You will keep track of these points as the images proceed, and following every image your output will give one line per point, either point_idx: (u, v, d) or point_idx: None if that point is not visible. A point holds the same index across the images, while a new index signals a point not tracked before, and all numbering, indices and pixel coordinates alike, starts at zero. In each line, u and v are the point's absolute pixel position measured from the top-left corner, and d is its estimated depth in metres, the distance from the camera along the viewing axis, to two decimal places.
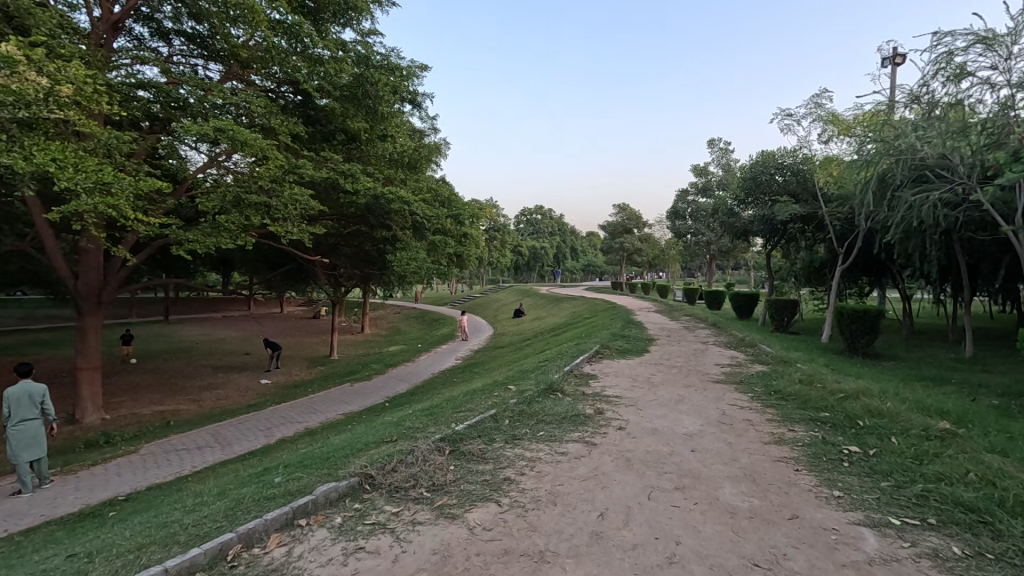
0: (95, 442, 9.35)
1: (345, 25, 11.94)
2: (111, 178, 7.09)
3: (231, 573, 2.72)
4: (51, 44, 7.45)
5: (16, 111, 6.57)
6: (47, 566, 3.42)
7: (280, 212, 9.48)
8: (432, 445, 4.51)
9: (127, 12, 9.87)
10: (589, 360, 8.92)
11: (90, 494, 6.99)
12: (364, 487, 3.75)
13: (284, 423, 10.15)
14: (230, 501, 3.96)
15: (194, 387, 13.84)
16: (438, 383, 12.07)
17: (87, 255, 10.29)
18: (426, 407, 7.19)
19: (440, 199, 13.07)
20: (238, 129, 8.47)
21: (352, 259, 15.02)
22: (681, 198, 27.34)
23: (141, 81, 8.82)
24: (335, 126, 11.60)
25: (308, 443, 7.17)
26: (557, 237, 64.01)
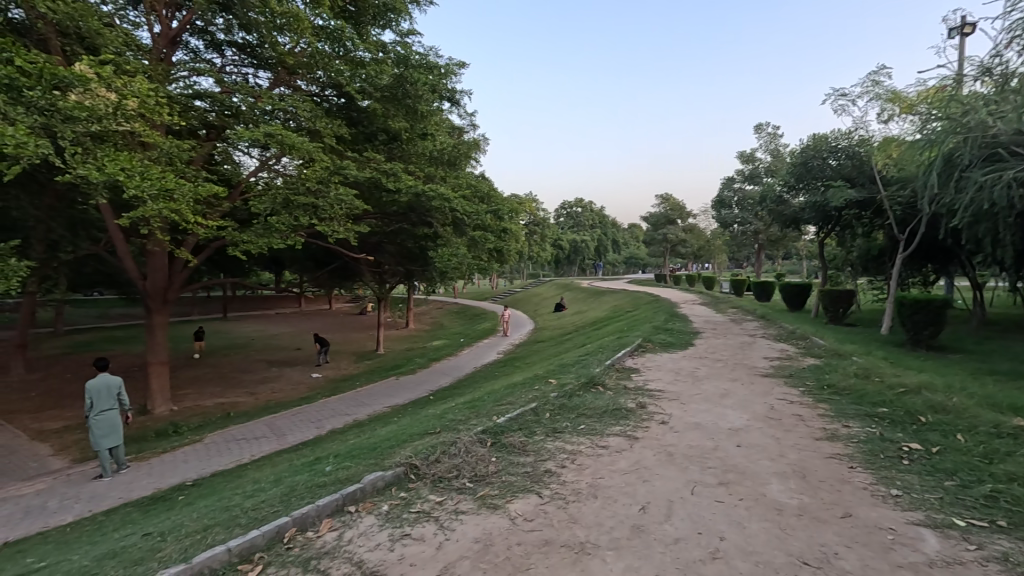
0: (165, 431, 10.04)
1: (385, 26, 12.20)
2: (173, 185, 7.58)
3: (287, 554, 2.89)
4: (118, 62, 8.02)
5: (89, 125, 7.08)
6: (126, 543, 3.73)
7: (326, 213, 9.80)
8: (474, 436, 4.60)
9: (184, 27, 10.46)
10: (632, 354, 8.81)
11: (162, 479, 7.55)
12: (409, 477, 3.88)
13: (334, 415, 10.56)
14: (285, 487, 4.19)
15: (251, 381, 14.60)
16: (481, 377, 12.23)
17: (153, 257, 11.02)
18: (469, 400, 7.31)
19: (479, 194, 13.21)
20: (286, 133, 8.86)
21: (395, 256, 15.41)
22: (728, 187, 26.46)
23: (197, 92, 9.33)
24: (377, 127, 11.90)
25: (357, 435, 7.45)
26: (598, 229, 63.23)
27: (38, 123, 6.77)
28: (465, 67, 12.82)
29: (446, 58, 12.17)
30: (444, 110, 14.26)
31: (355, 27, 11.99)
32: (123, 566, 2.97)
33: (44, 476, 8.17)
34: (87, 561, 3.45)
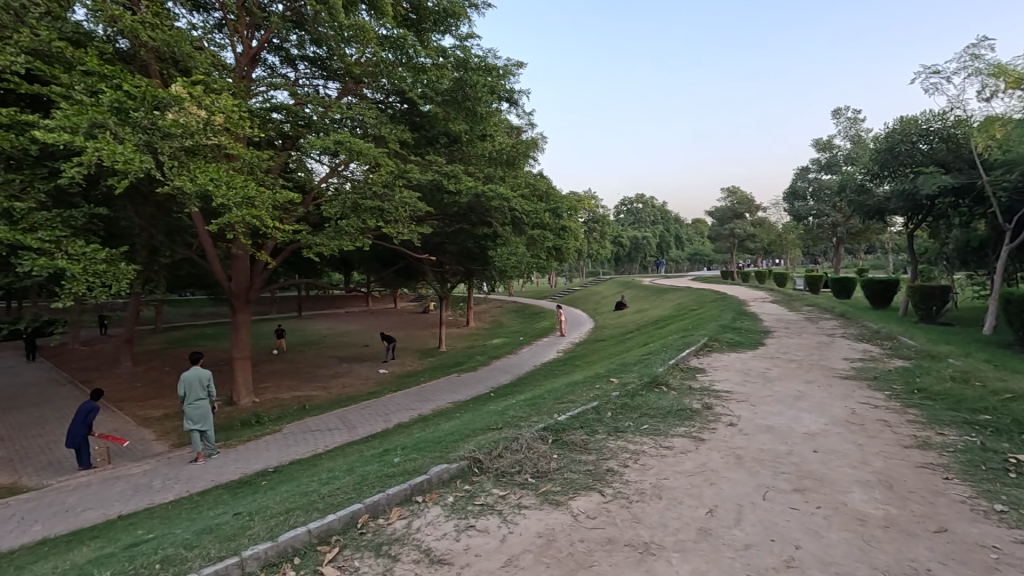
0: (249, 421, 10.87)
1: (445, 31, 12.51)
2: (254, 193, 8.18)
3: (361, 539, 3.06)
4: (207, 82, 8.75)
5: (184, 140, 7.80)
6: (219, 521, 4.09)
7: (392, 215, 10.21)
8: (535, 432, 4.65)
9: (262, 46, 11.27)
10: (697, 354, 8.50)
11: (247, 465, 8.18)
12: (472, 470, 3.98)
13: (400, 410, 10.97)
14: (358, 476, 4.43)
15: (324, 376, 15.47)
16: (540, 375, 12.29)
17: (237, 260, 11.93)
18: (529, 397, 7.36)
19: (538, 192, 13.24)
20: (354, 140, 9.32)
21: (456, 256, 15.76)
22: (802, 177, 24.88)
23: (274, 105, 10.01)
24: (438, 130, 12.25)
25: (421, 429, 7.73)
26: (660, 225, 61.35)
27: (142, 140, 7.54)
28: (522, 67, 12.88)
29: (504, 59, 12.28)
30: (502, 110, 14.41)
31: (416, 34, 12.40)
32: (217, 541, 3.25)
33: (149, 459, 9.08)
34: (187, 534, 3.82)
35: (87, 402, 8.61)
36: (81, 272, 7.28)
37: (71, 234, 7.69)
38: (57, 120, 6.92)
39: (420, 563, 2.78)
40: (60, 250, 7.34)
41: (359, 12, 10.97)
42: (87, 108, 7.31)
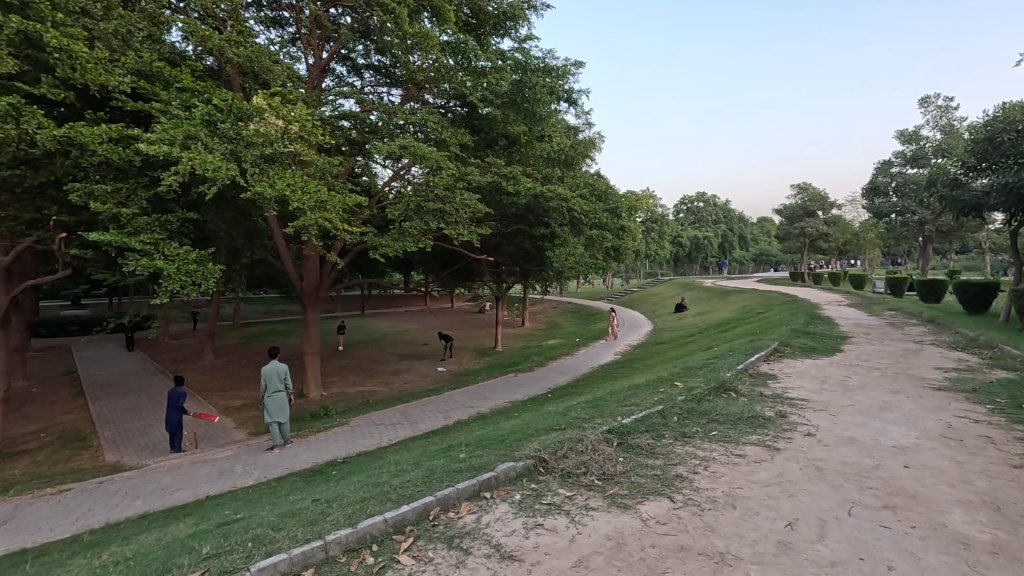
0: (318, 413, 11.46)
1: (503, 35, 12.71)
2: (326, 197, 8.63)
3: (433, 531, 3.16)
4: (284, 93, 9.33)
5: (264, 148, 8.33)
6: (299, 505, 4.35)
7: (453, 217, 10.43)
8: (600, 434, 4.61)
9: (331, 56, 11.87)
10: (766, 359, 8.11)
11: (318, 455, 8.63)
12: (538, 469, 4.01)
13: (459, 408, 11.19)
14: (425, 470, 4.57)
15: (386, 373, 16.04)
16: (599, 377, 12.16)
17: (308, 260, 12.61)
18: (590, 399, 7.30)
19: (597, 192, 13.09)
20: (418, 144, 9.63)
21: (513, 256, 15.87)
22: (883, 171, 23.13)
23: (343, 113, 10.52)
24: (497, 132, 12.41)
25: (481, 427, 7.87)
26: (722, 224, 58.87)
27: (228, 150, 8.14)
28: (581, 66, 12.81)
29: (563, 59, 12.27)
30: (561, 111, 14.39)
31: (476, 38, 12.64)
32: (300, 524, 3.46)
33: (231, 445, 9.78)
34: (271, 517, 4.09)
35: (171, 389, 9.13)
36: (176, 271, 7.95)
37: (167, 237, 8.43)
38: (158, 133, 7.62)
39: (492, 557, 2.85)
40: (158, 252, 8.07)
41: (421, 20, 11.35)
42: (182, 121, 7.99)
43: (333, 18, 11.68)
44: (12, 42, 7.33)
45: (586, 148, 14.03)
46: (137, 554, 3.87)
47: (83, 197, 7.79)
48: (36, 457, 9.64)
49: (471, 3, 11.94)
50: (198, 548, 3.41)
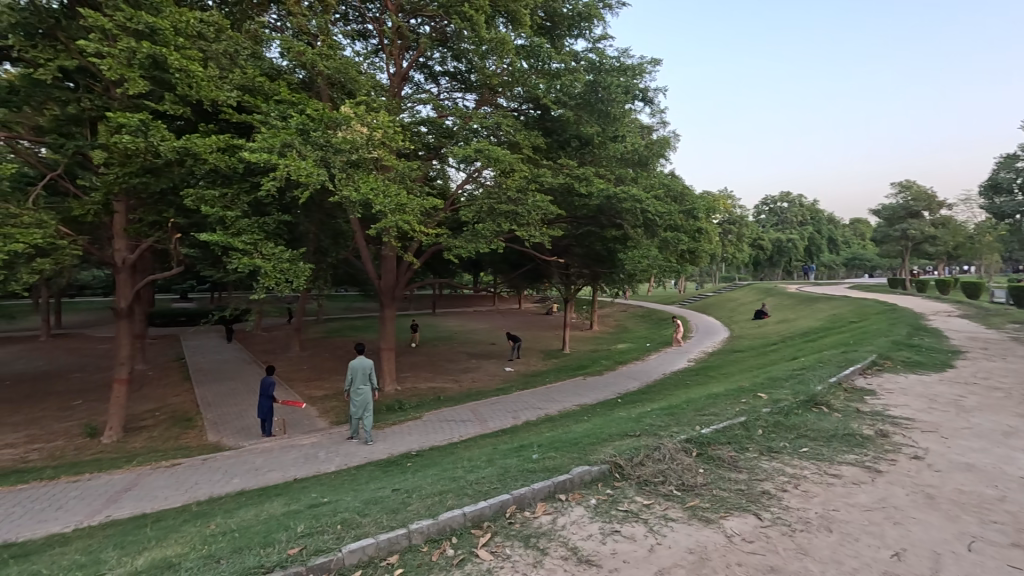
0: (393, 407, 11.97)
1: (578, 35, 12.64)
2: (405, 199, 9.00)
3: (509, 529, 3.20)
4: (368, 102, 9.87)
5: (350, 154, 8.86)
6: (381, 493, 4.57)
7: (525, 219, 10.51)
8: (677, 443, 4.46)
9: (410, 65, 12.39)
10: (862, 373, 7.46)
11: (393, 446, 9.02)
12: (614, 475, 3.95)
13: (528, 408, 11.26)
14: (499, 468, 4.63)
15: (456, 371, 16.47)
16: (671, 384, 11.75)
17: (386, 260, 13.23)
18: (665, 407, 7.06)
19: (673, 193, 12.65)
20: (492, 147, 9.81)
21: (583, 258, 15.72)
22: (1004, 166, 20.53)
23: (421, 119, 10.96)
24: (570, 133, 12.36)
25: (551, 428, 7.85)
26: (809, 225, 54.80)
27: (320, 156, 8.73)
28: (658, 63, 12.47)
29: (639, 58, 12.00)
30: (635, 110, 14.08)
31: (551, 40, 12.68)
32: (384, 511, 3.63)
33: (316, 432, 10.45)
34: (356, 502, 4.33)
35: (261, 378, 9.85)
36: (272, 269, 8.61)
37: (265, 237, 9.18)
38: (259, 143, 8.34)
39: (569, 560, 2.84)
40: (257, 251, 8.81)
41: (497, 25, 11.58)
42: (280, 131, 8.68)
43: (413, 28, 12.20)
44: (142, 65, 8.31)
45: (662, 148, 13.65)
46: (240, 527, 4.23)
47: (195, 202, 8.67)
48: (153, 433, 10.82)
49: (546, 6, 12.01)
50: (293, 526, 3.67)
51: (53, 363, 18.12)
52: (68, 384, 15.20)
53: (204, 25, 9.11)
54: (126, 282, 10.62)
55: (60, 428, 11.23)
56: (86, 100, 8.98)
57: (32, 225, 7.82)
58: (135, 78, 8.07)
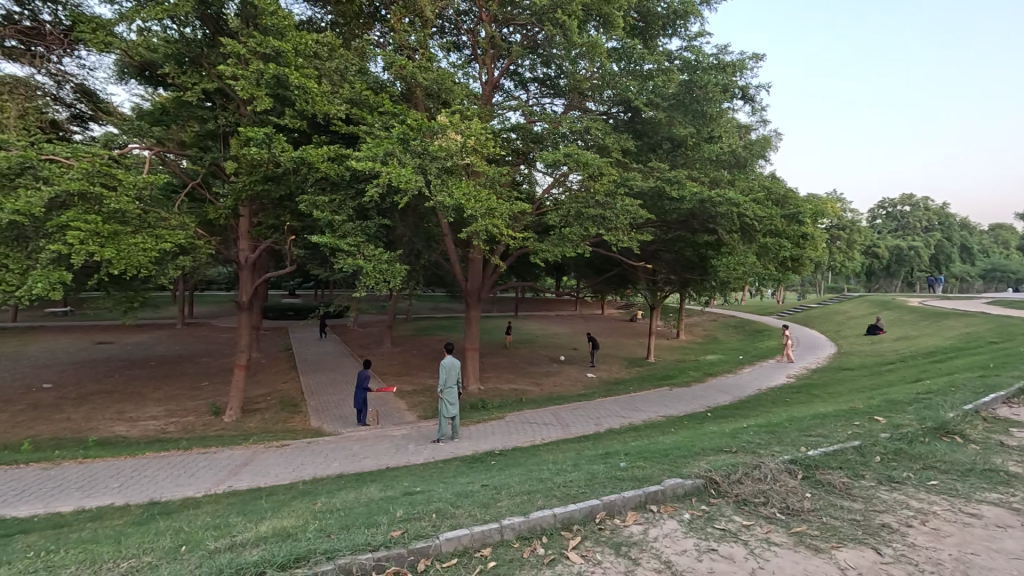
0: (478, 406, 12.32)
1: (672, 34, 12.28)
2: (496, 205, 9.22)
3: (599, 535, 3.18)
4: (461, 110, 10.29)
5: (445, 161, 9.25)
6: (470, 488, 4.72)
7: (613, 223, 10.31)
8: (780, 463, 4.17)
9: (501, 73, 12.70)
10: (1007, 402, 6.47)
11: (477, 444, 9.27)
12: (709, 491, 3.78)
13: (612, 416, 11.06)
14: (587, 473, 4.61)
15: (538, 373, 16.59)
16: (768, 400, 10.96)
17: (473, 263, 13.63)
18: (764, 424, 6.61)
19: (775, 197, 11.81)
20: (581, 152, 9.80)
21: (672, 264, 15.18)
22: None
23: (511, 125, 11.21)
24: (662, 136, 11.99)
25: (636, 438, 7.65)
26: (936, 231, 48.51)
27: (417, 163, 9.21)
28: (761, 59, 11.74)
29: (739, 54, 11.38)
30: (733, 109, 13.35)
31: (643, 41, 12.43)
32: (476, 505, 3.76)
33: (406, 425, 11.02)
34: (448, 494, 4.51)
35: (358, 371, 10.55)
36: (372, 269, 9.22)
37: (366, 240, 9.86)
38: (365, 152, 8.97)
39: (662, 573, 2.77)
40: (359, 253, 9.49)
41: (588, 29, 11.58)
42: (383, 140, 9.28)
43: (505, 37, 12.51)
44: (268, 84, 9.29)
45: (762, 149, 12.83)
46: (344, 506, 4.59)
47: (309, 207, 9.51)
48: (265, 415, 12.01)
49: (639, 6, 11.79)
50: (393, 511, 3.91)
51: (186, 348, 20.71)
52: (198, 367, 17.29)
53: (320, 46, 10.00)
54: (248, 278, 11.88)
55: (192, 405, 12.81)
56: (222, 118, 10.23)
57: (178, 227, 9.04)
58: (262, 96, 9.04)
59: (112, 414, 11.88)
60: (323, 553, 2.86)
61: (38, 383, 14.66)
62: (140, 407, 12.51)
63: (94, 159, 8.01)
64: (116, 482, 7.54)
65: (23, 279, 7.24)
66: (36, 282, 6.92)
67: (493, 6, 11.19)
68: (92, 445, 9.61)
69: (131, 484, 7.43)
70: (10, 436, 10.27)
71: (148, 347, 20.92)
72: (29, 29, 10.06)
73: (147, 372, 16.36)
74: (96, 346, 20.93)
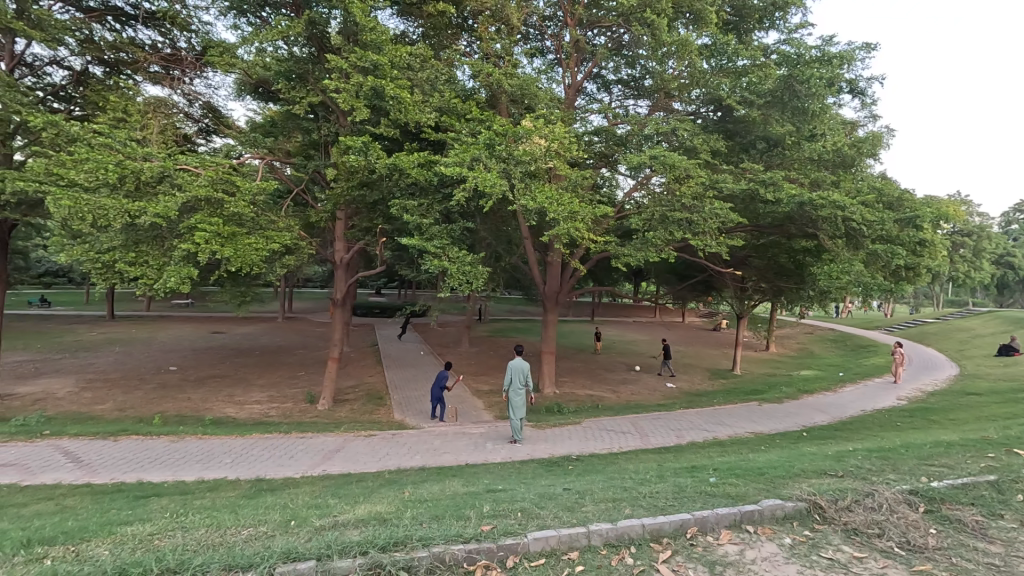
0: (554, 409, 12.31)
1: (769, 27, 11.66)
2: (578, 208, 9.14)
3: (691, 551, 3.06)
4: (545, 114, 10.38)
5: (528, 165, 9.35)
6: (553, 490, 4.72)
7: (702, 227, 9.84)
8: (896, 493, 3.77)
9: (585, 76, 12.63)
10: None
11: (554, 448, 9.26)
12: (812, 516, 3.50)
13: (694, 429, 10.58)
14: (674, 486, 4.45)
15: (615, 380, 16.27)
16: (875, 423, 9.96)
17: (552, 266, 13.65)
18: (873, 449, 6.01)
19: (887, 199, 10.72)
20: (668, 153, 9.49)
21: (763, 271, 14.26)
22: None
23: (594, 128, 11.11)
24: (756, 135, 11.32)
25: (724, 453, 7.26)
26: None
27: (502, 168, 9.35)
28: (873, 48, 10.71)
29: (847, 44, 10.47)
30: (838, 104, 12.29)
31: (737, 36, 11.83)
32: (561, 508, 3.76)
33: (484, 424, 11.25)
34: (531, 494, 4.55)
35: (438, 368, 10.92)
36: (457, 271, 9.52)
37: (451, 242, 10.21)
38: (453, 158, 9.27)
39: None
40: (445, 255, 9.83)
41: (678, 27, 11.21)
42: (470, 146, 9.54)
43: (589, 39, 12.43)
44: (366, 96, 9.89)
45: (873, 147, 11.67)
46: (430, 498, 4.77)
47: (399, 211, 9.99)
48: (354, 406, 12.80)
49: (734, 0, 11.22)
50: (479, 506, 4.01)
51: (285, 341, 22.54)
52: (296, 358, 18.77)
53: (413, 58, 10.53)
54: (342, 277, 12.72)
55: (291, 393, 13.93)
56: (324, 128, 11.07)
57: (284, 229, 9.88)
58: (361, 107, 9.66)
59: (224, 397, 13.20)
60: (419, 540, 3.00)
61: (165, 366, 16.67)
62: (247, 392, 13.81)
63: (218, 168, 8.97)
64: (229, 458, 8.38)
65: (160, 274, 8.28)
66: (170, 276, 7.89)
67: (578, 11, 11.17)
68: (209, 423, 10.76)
69: (240, 461, 8.22)
70: (144, 410, 11.76)
71: (253, 338, 23.05)
72: (169, 55, 11.52)
73: (252, 360, 18.02)
74: (212, 335, 23.45)
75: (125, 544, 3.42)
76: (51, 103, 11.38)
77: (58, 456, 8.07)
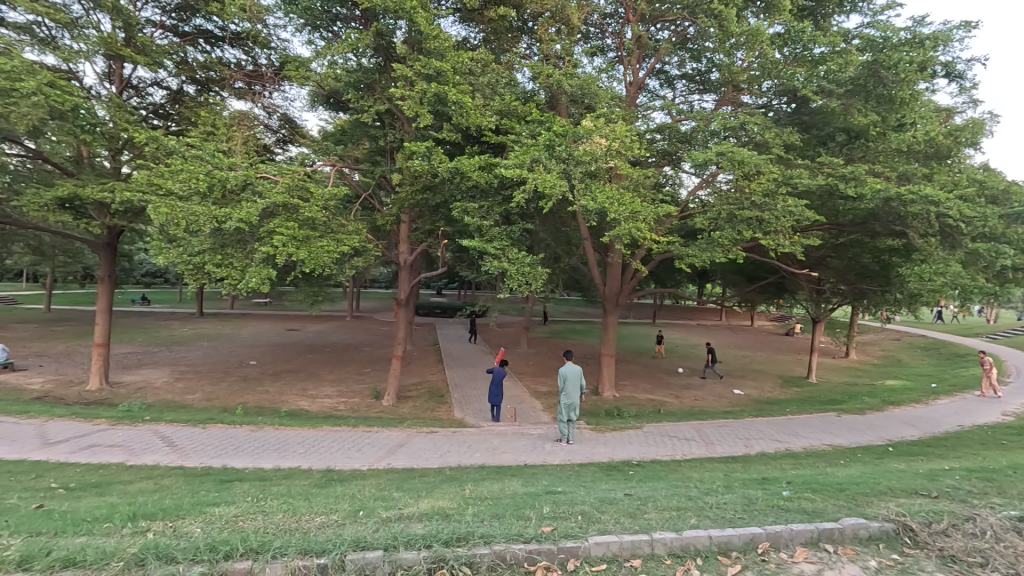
0: (613, 413, 12.10)
1: (850, 10, 10.85)
2: (640, 208, 8.89)
3: (762, 567, 2.90)
4: (607, 114, 10.24)
5: (588, 165, 9.26)
6: (614, 495, 4.64)
7: (773, 226, 9.31)
8: (1003, 520, 3.39)
9: (647, 73, 12.32)
10: None
11: (613, 452, 9.11)
12: (902, 539, 3.22)
13: (764, 439, 10.03)
14: (744, 497, 4.24)
15: (678, 385, 15.73)
16: (974, 440, 9.02)
17: (612, 268, 13.42)
18: (974, 468, 5.43)
19: (989, 192, 9.69)
20: (736, 149, 9.07)
21: (843, 271, 13.29)
22: None
23: (658, 126, 10.81)
24: (834, 126, 10.58)
25: (798, 466, 6.83)
26: None
27: (562, 168, 9.29)
28: (974, 26, 9.70)
29: (942, 23, 9.55)
30: (931, 90, 11.22)
31: (814, 22, 11.11)
32: (623, 513, 3.70)
33: (542, 425, 11.25)
34: (592, 498, 4.51)
35: (497, 368, 11.06)
36: (516, 272, 9.56)
37: (510, 244, 10.26)
38: (513, 160, 9.31)
39: None
40: (505, 256, 9.91)
41: (747, 16, 10.71)
42: (530, 148, 9.53)
43: (652, 34, 12.15)
44: (430, 102, 10.13)
45: (973, 135, 10.57)
46: (491, 496, 4.84)
47: (460, 213, 10.17)
48: (416, 403, 13.21)
49: None
50: (539, 506, 4.02)
51: (353, 339, 23.62)
52: (362, 355, 19.62)
53: (475, 63, 10.75)
54: (406, 278, 13.12)
55: (358, 389, 14.59)
56: (390, 135, 11.50)
57: (352, 232, 10.35)
58: (424, 113, 9.92)
59: (298, 391, 14.04)
60: (480, 536, 3.05)
61: (246, 360, 17.96)
62: (318, 387, 14.60)
63: (294, 176, 9.58)
64: (302, 449, 8.89)
65: (243, 275, 8.92)
66: (252, 277, 8.49)
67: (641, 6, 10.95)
68: (285, 415, 11.49)
69: (312, 452, 8.70)
70: (228, 400, 12.73)
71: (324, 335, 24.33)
72: (252, 71, 12.40)
73: (323, 357, 19.04)
74: (287, 333, 25.00)
75: (213, 523, 3.72)
76: (152, 121, 12.56)
77: (156, 440, 8.89)
